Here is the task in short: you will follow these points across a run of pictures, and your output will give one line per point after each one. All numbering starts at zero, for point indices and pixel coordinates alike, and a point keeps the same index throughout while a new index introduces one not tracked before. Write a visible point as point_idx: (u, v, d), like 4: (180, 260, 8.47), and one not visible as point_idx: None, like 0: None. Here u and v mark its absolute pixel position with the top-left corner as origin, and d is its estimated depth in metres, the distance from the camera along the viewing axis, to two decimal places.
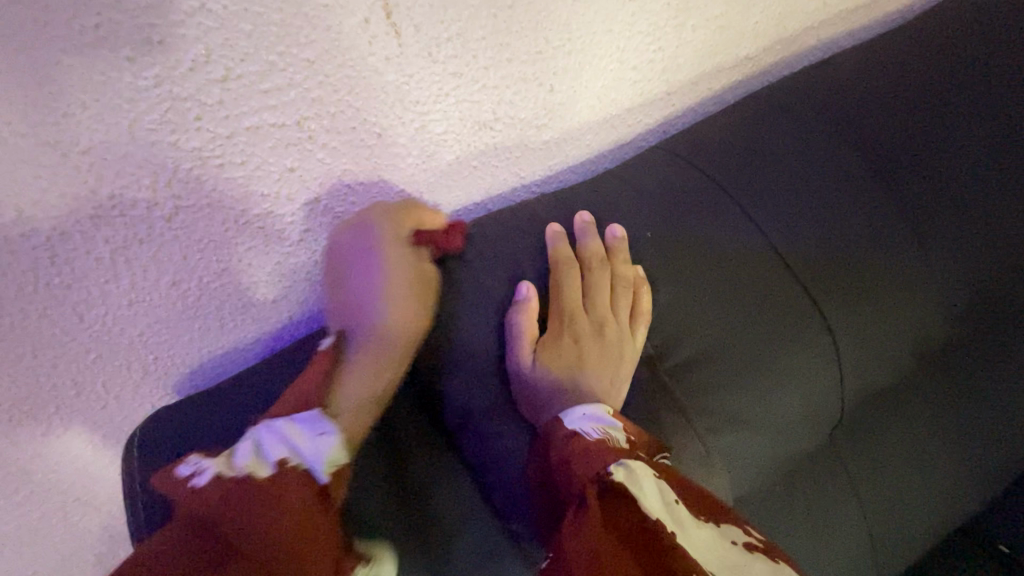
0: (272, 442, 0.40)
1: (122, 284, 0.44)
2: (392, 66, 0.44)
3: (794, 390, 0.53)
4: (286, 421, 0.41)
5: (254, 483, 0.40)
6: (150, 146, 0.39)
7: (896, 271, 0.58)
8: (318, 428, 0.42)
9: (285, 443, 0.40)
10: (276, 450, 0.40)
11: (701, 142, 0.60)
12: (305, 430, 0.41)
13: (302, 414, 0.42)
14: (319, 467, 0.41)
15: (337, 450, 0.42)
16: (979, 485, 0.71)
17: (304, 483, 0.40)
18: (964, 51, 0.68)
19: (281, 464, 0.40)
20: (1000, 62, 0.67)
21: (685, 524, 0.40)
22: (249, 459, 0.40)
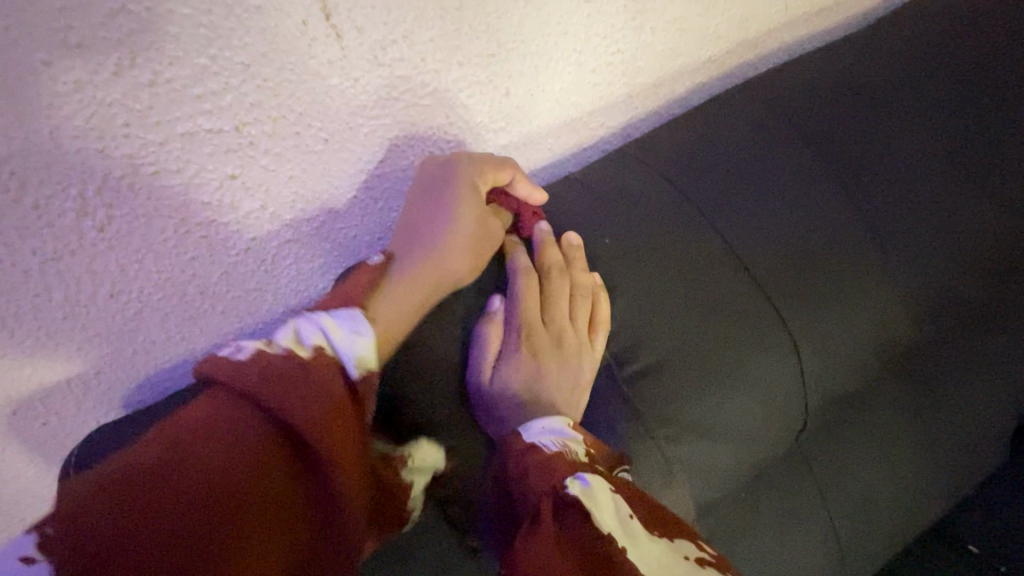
0: (307, 330, 0.42)
1: (54, 297, 0.42)
2: (336, 69, 0.42)
3: (753, 394, 0.53)
4: (324, 316, 0.43)
5: (321, 328, 0.42)
6: (77, 153, 0.37)
7: (855, 271, 0.57)
8: (354, 325, 0.43)
9: (319, 333, 0.42)
10: (313, 336, 0.41)
11: (662, 146, 0.59)
12: (342, 329, 0.43)
13: (340, 310, 0.44)
14: (353, 364, 0.42)
15: (370, 349, 0.43)
16: (948, 485, 0.72)
17: (341, 384, 0.40)
18: (924, 56, 0.68)
19: (314, 351, 0.41)
20: (959, 67, 0.68)
21: (639, 538, 0.39)
22: (287, 340, 0.41)
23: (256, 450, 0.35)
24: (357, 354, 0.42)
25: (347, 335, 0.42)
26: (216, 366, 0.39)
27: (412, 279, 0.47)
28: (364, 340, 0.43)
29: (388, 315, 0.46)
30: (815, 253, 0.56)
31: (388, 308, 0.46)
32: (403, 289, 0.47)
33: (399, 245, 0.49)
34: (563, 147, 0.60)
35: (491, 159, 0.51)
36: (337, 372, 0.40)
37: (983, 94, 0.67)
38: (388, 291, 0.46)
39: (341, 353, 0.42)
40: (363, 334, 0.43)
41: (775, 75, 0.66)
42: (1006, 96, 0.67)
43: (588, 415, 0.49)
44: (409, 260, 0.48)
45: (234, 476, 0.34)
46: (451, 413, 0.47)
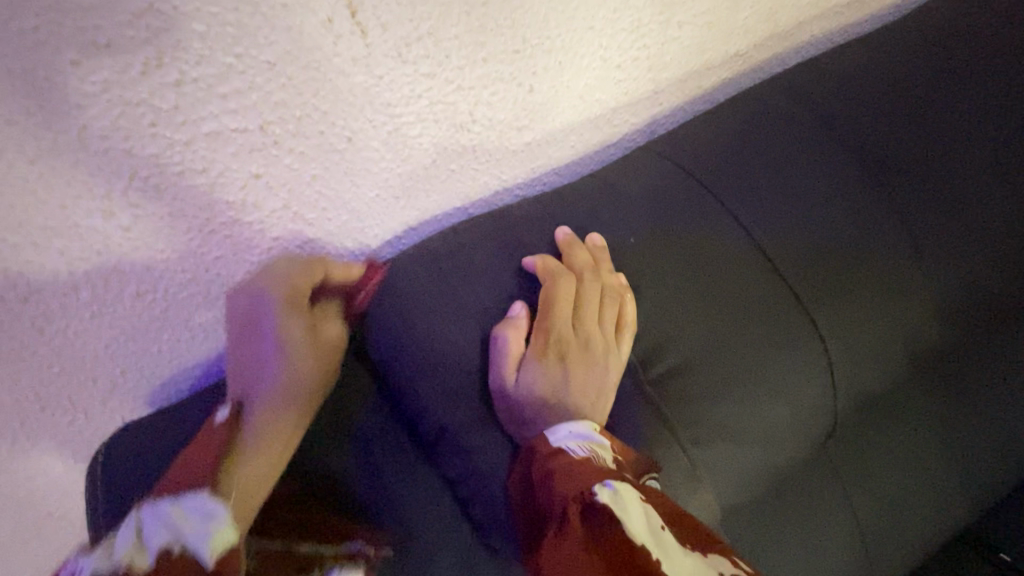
0: (152, 529, 0.35)
1: (81, 297, 0.42)
2: (360, 66, 0.42)
3: (781, 397, 0.51)
4: (168, 506, 0.37)
5: (169, 522, 0.36)
6: (104, 153, 0.37)
7: (886, 271, 0.56)
8: (207, 511, 0.37)
9: (166, 529, 0.35)
10: (156, 538, 0.35)
11: (689, 143, 0.58)
12: (193, 520, 0.37)
13: (189, 495, 0.38)
14: (204, 552, 0.35)
15: (226, 530, 0.37)
16: (982, 493, 0.69)
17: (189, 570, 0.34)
18: (962, 48, 0.66)
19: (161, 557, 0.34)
20: (999, 60, 0.65)
21: (670, 551, 0.38)
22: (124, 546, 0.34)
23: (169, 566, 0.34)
24: (208, 542, 0.36)
25: (197, 523, 0.36)
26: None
27: (267, 426, 0.45)
28: (215, 521, 0.37)
29: (251, 465, 0.43)
30: (846, 253, 0.55)
31: (253, 457, 0.43)
32: (259, 440, 0.44)
33: (247, 393, 0.46)
34: (585, 145, 0.59)
35: (295, 265, 0.47)
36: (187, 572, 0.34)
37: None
38: (250, 449, 0.43)
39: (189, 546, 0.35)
40: (215, 516, 0.37)
41: (805, 68, 0.65)
42: None
43: (611, 419, 0.49)
44: (257, 419, 0.44)
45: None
46: (476, 415, 0.47)
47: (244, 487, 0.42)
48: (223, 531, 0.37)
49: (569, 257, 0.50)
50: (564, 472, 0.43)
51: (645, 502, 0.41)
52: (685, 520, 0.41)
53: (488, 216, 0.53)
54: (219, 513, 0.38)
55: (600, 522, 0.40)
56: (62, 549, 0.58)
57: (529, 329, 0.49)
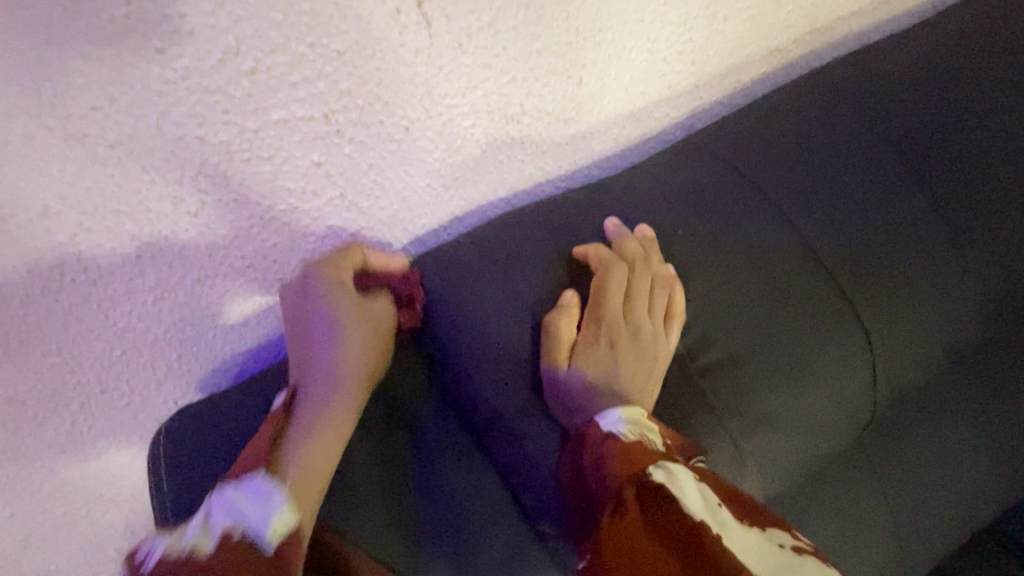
0: (217, 514, 0.38)
1: (147, 281, 0.43)
2: (422, 57, 0.43)
3: (824, 387, 0.52)
4: (230, 490, 0.39)
5: (232, 505, 0.39)
6: (179, 139, 0.38)
7: (927, 266, 0.56)
8: (266, 492, 0.40)
9: (228, 513, 0.38)
10: (220, 521, 0.38)
11: (730, 137, 0.59)
12: (253, 499, 0.39)
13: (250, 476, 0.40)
14: (266, 531, 0.38)
15: (287, 511, 0.39)
16: (1009, 486, 0.70)
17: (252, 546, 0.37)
18: (1002, 43, 0.66)
19: (223, 540, 0.37)
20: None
21: (730, 526, 0.40)
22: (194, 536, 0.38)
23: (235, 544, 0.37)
24: (270, 522, 0.38)
25: (259, 504, 0.39)
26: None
27: (318, 415, 0.45)
28: (276, 501, 0.39)
29: (308, 445, 0.44)
30: (888, 246, 0.56)
31: (308, 446, 0.43)
32: (314, 432, 0.44)
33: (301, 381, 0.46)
34: (627, 138, 0.60)
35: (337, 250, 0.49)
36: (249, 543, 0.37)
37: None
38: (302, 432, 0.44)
39: (252, 528, 0.38)
40: (274, 500, 0.39)
41: (843, 64, 0.65)
42: None
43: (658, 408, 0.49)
44: (309, 411, 0.45)
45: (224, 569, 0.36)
46: (527, 403, 0.47)
47: (302, 471, 0.42)
48: (284, 511, 0.39)
49: (619, 247, 0.51)
50: (616, 454, 0.43)
51: (700, 481, 0.42)
52: (739, 497, 0.42)
53: (535, 205, 0.54)
54: (278, 497, 0.40)
55: (659, 503, 0.41)
56: (108, 534, 0.59)
57: (580, 318, 0.50)
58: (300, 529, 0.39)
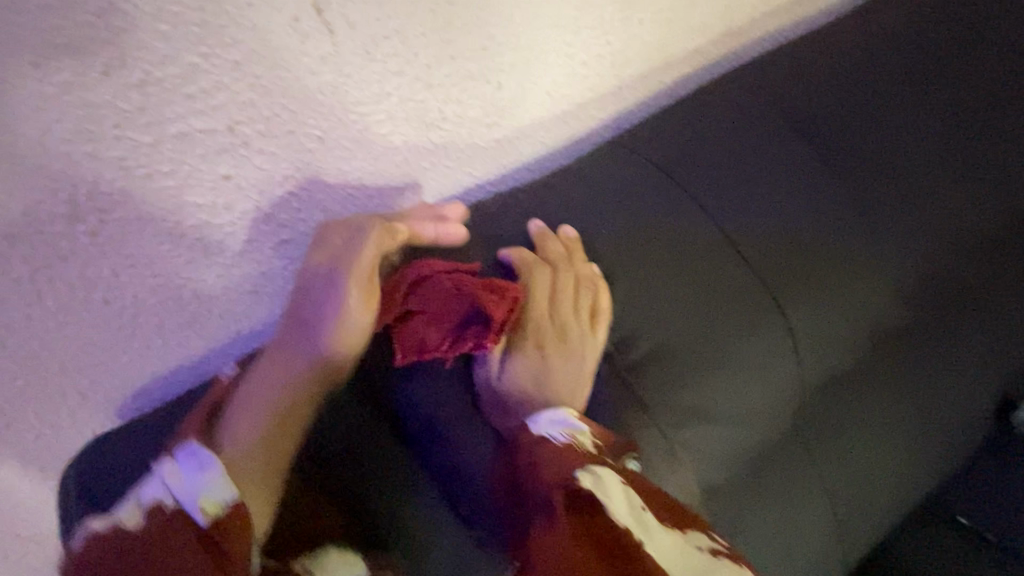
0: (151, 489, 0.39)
1: (45, 307, 0.41)
2: (328, 66, 0.42)
3: (753, 378, 0.54)
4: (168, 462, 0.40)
5: (167, 480, 0.39)
6: (67, 156, 0.36)
7: (846, 254, 0.58)
8: (201, 466, 0.40)
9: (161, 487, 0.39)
10: (152, 495, 0.39)
11: (654, 137, 0.60)
12: (189, 471, 0.40)
13: (183, 451, 0.41)
14: (200, 509, 0.39)
15: (219, 489, 0.40)
16: (939, 460, 0.74)
17: (187, 529, 0.39)
18: (905, 39, 0.69)
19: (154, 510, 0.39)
20: (941, 51, 0.69)
21: (655, 533, 0.41)
22: (126, 512, 0.39)
23: (164, 554, 0.38)
24: (210, 500, 0.39)
25: (196, 481, 0.40)
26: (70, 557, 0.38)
27: (268, 406, 0.45)
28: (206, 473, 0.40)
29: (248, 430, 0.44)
30: (808, 238, 0.57)
31: (248, 421, 0.44)
32: (259, 413, 0.44)
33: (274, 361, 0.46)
34: (556, 141, 0.60)
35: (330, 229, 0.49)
36: (184, 526, 0.39)
37: (966, 75, 0.68)
38: (249, 416, 0.44)
39: (195, 508, 0.39)
40: (210, 471, 0.40)
41: (761, 63, 0.67)
42: (987, 80, 0.69)
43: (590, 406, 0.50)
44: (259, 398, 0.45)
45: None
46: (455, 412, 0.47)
47: (243, 443, 0.43)
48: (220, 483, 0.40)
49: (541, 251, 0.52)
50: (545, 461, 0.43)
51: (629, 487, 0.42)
52: (666, 500, 0.43)
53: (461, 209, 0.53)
54: (216, 470, 0.40)
55: (588, 512, 0.41)
56: None
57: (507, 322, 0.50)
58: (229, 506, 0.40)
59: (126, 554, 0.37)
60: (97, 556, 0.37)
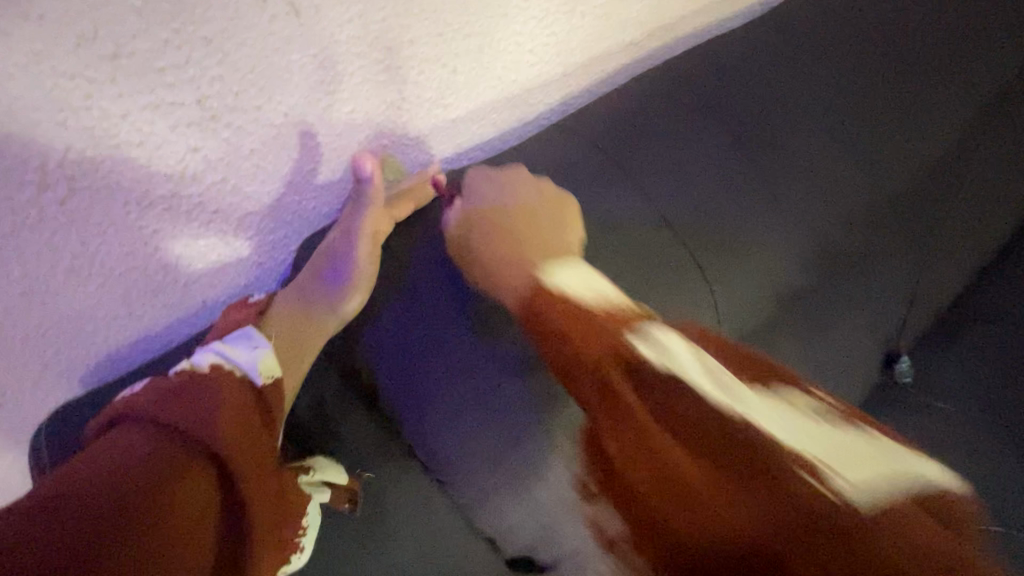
0: (204, 353, 0.46)
1: (12, 273, 0.42)
2: (295, 45, 0.45)
3: (680, 335, 0.62)
4: (218, 342, 0.47)
5: (221, 350, 0.46)
6: (37, 125, 0.38)
7: (762, 228, 0.67)
8: (252, 343, 0.48)
9: (217, 353, 0.46)
10: (207, 358, 0.45)
11: (596, 120, 0.66)
12: (240, 346, 0.47)
13: (233, 334, 0.48)
14: (255, 374, 0.46)
15: (270, 359, 0.48)
16: (832, 406, 0.87)
17: (242, 384, 0.45)
18: (817, 33, 0.78)
19: (214, 367, 0.45)
20: (846, 44, 0.78)
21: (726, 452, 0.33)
22: (183, 366, 0.44)
23: (229, 399, 0.43)
24: (257, 365, 0.46)
25: (246, 352, 0.47)
26: (119, 405, 0.42)
27: (298, 309, 0.52)
28: (261, 351, 0.47)
29: (280, 325, 0.51)
30: (730, 215, 0.65)
31: (283, 320, 0.51)
32: (291, 313, 0.52)
33: (310, 276, 0.53)
34: (507, 122, 0.65)
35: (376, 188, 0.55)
36: (241, 383, 0.45)
37: (866, 68, 0.77)
38: (284, 313, 0.52)
39: (242, 368, 0.46)
40: (260, 348, 0.47)
41: (691, 56, 0.75)
42: (886, 71, 0.78)
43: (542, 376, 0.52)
44: (292, 300, 0.52)
45: (221, 421, 0.42)
46: (427, 384, 0.51)
47: (279, 334, 0.51)
48: (269, 356, 0.48)
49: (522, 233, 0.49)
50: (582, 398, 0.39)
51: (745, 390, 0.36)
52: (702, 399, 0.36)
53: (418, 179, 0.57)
54: (264, 348, 0.48)
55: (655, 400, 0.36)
56: None
57: (473, 295, 0.52)
58: (273, 382, 0.47)
59: (201, 398, 0.42)
60: (163, 395, 0.42)
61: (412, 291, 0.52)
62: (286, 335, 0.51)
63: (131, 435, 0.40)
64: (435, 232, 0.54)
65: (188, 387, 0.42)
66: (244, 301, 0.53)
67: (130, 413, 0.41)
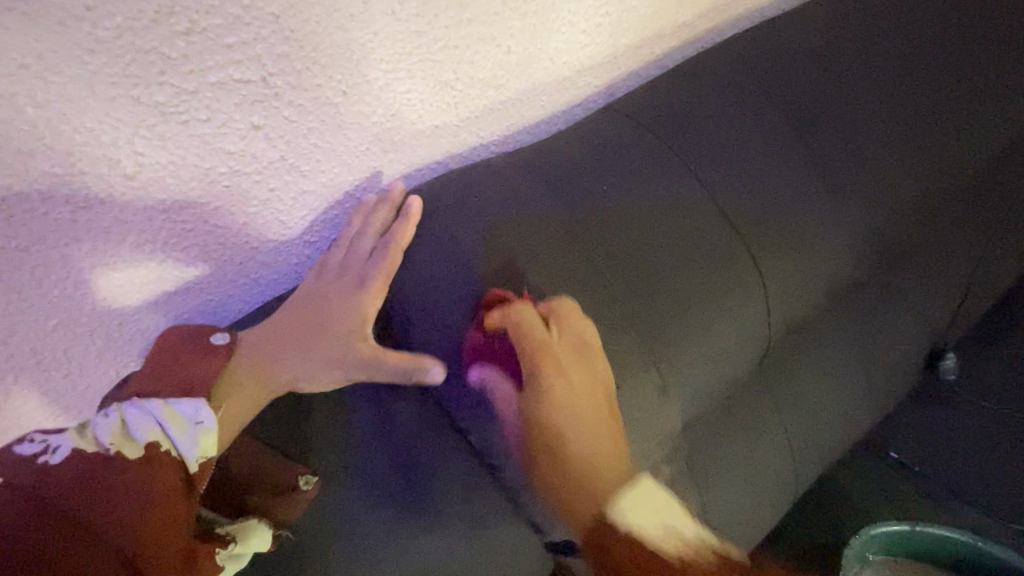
0: (139, 421, 0.43)
1: (82, 247, 0.43)
2: (357, 24, 0.45)
3: (727, 325, 0.61)
4: (159, 406, 0.44)
5: (158, 419, 0.44)
6: (113, 101, 0.38)
7: (814, 216, 0.66)
8: (196, 416, 0.45)
9: (149, 427, 0.43)
10: (140, 430, 0.43)
11: (646, 105, 0.65)
12: (184, 417, 0.45)
13: (178, 400, 0.45)
14: (191, 453, 0.45)
15: (212, 439, 0.46)
16: (873, 400, 0.85)
17: (175, 469, 0.44)
18: (875, 16, 0.75)
19: (148, 446, 0.43)
20: (904, 28, 0.75)
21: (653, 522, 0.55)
22: (115, 434, 0.42)
23: (152, 484, 0.42)
24: (195, 448, 0.45)
25: (188, 428, 0.45)
26: (30, 467, 0.40)
27: (274, 344, 0.50)
28: (203, 431, 0.45)
29: (247, 366, 0.49)
30: (781, 204, 0.64)
31: (248, 359, 0.49)
32: (263, 351, 0.50)
33: (295, 313, 0.51)
34: (555, 104, 0.64)
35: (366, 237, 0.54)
36: (170, 464, 0.44)
37: (924, 52, 0.75)
38: (253, 347, 0.50)
39: (180, 449, 0.44)
40: (204, 425, 0.45)
41: (743, 37, 0.73)
42: (944, 56, 0.76)
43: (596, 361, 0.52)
44: (268, 332, 0.50)
45: (144, 514, 0.41)
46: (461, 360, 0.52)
47: (247, 372, 0.49)
48: (211, 437, 0.46)
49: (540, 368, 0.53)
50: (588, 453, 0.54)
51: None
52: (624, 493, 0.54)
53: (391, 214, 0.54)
54: (208, 424, 0.45)
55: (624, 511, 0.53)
56: None
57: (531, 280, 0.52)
58: (208, 464, 0.46)
59: (92, 481, 0.40)
60: (86, 472, 0.41)
61: (467, 273, 0.52)
62: (253, 375, 0.49)
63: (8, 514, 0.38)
64: (490, 214, 0.54)
65: (86, 480, 0.40)
66: (198, 345, 0.49)
67: (31, 485, 0.39)
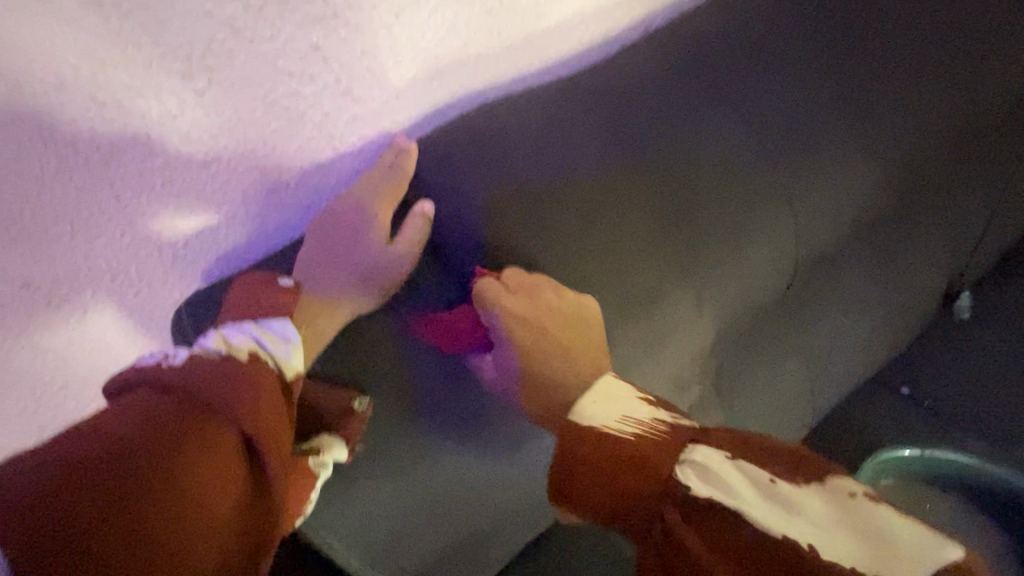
0: (240, 336, 0.43)
1: (156, 162, 0.46)
2: None
3: (758, 253, 0.63)
4: (253, 325, 0.44)
5: (254, 334, 0.44)
6: (188, 14, 0.41)
7: (844, 148, 0.67)
8: (284, 333, 0.45)
9: (250, 339, 0.43)
10: (241, 341, 0.43)
11: (681, 36, 0.66)
12: (275, 336, 0.45)
13: (268, 321, 0.45)
14: (287, 366, 0.44)
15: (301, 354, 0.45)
16: (888, 335, 0.88)
17: (274, 376, 0.42)
18: None
19: (250, 354, 0.42)
20: None
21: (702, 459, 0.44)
22: (217, 343, 0.42)
23: (263, 388, 0.41)
24: (291, 359, 0.44)
25: (280, 344, 0.45)
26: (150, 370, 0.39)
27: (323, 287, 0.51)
28: (295, 346, 0.45)
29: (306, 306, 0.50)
30: (812, 134, 0.66)
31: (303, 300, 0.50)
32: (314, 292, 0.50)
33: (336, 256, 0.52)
34: (591, 37, 0.65)
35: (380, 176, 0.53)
36: (271, 372, 0.42)
37: None
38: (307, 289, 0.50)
39: (276, 359, 0.44)
40: (295, 340, 0.45)
41: None
42: None
43: (640, 282, 0.56)
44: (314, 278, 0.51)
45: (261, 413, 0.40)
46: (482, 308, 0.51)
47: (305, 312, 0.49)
48: (299, 352, 0.45)
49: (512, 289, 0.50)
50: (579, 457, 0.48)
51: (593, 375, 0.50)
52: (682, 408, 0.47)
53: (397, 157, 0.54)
54: (296, 340, 0.45)
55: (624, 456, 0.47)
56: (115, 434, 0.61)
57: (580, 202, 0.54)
58: (299, 378, 0.45)
59: (217, 381, 0.39)
60: (208, 374, 0.39)
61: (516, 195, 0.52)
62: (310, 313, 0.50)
63: (145, 407, 0.37)
64: (535, 139, 0.55)
65: (203, 379, 0.39)
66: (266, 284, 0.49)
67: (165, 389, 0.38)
